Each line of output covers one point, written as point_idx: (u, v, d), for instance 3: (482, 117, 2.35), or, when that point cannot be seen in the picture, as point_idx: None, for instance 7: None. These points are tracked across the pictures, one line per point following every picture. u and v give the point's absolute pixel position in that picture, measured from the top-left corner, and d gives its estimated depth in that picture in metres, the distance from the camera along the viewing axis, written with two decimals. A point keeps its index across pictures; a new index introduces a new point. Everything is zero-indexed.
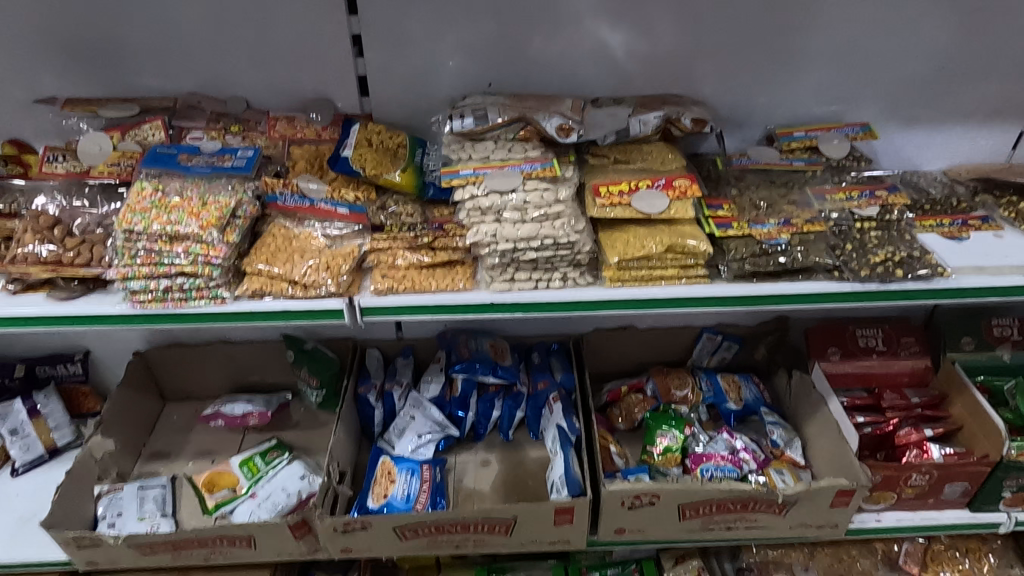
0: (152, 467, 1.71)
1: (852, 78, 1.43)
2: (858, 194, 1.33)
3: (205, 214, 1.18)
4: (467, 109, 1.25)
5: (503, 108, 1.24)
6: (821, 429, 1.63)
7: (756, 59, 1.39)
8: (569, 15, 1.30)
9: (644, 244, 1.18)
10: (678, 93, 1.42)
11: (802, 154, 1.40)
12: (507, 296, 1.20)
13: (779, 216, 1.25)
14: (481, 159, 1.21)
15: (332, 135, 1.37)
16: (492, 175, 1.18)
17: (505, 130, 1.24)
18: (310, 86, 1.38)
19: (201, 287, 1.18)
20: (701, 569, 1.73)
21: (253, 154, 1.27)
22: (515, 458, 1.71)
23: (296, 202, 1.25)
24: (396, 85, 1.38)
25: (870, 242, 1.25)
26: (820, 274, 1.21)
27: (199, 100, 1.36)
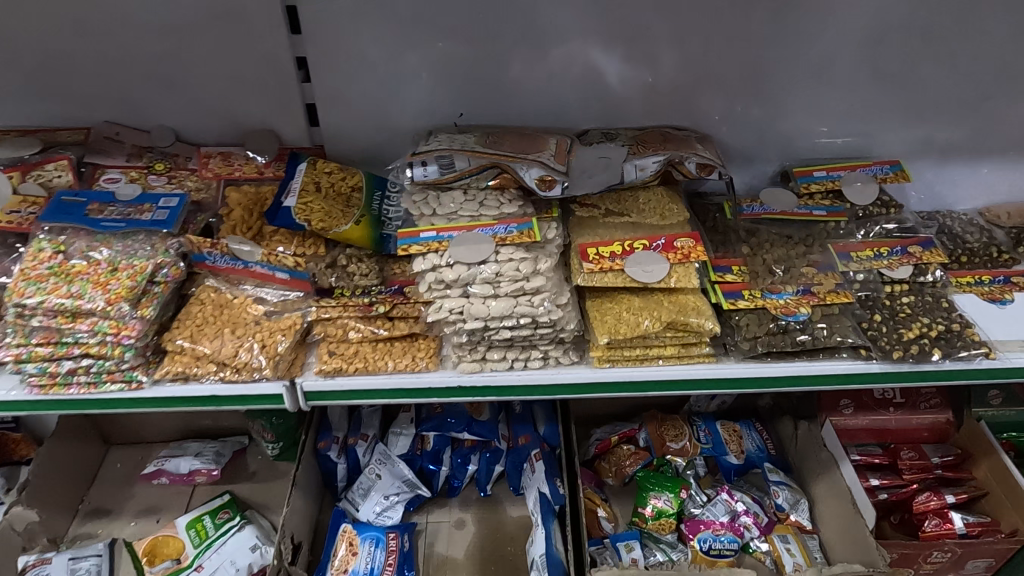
0: (90, 528, 1.54)
1: (881, 107, 1.23)
2: (888, 249, 1.14)
3: (114, 284, 0.98)
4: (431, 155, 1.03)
5: (473, 152, 1.02)
6: (831, 492, 1.47)
7: (773, 86, 1.19)
8: (554, 37, 1.10)
9: (638, 321, 1.00)
10: (681, 125, 1.23)
11: (824, 200, 1.20)
12: (477, 377, 1.01)
13: (797, 282, 1.06)
14: (447, 218, 1.02)
15: (275, 173, 1.17)
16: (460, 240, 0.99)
17: (476, 180, 1.04)
18: (249, 115, 1.17)
19: (111, 369, 0.98)
20: None
21: (177, 205, 1.07)
22: (493, 517, 1.55)
23: (228, 263, 1.06)
24: (351, 115, 1.18)
25: (901, 312, 1.08)
26: (846, 354, 1.03)
27: (117, 131, 1.16)
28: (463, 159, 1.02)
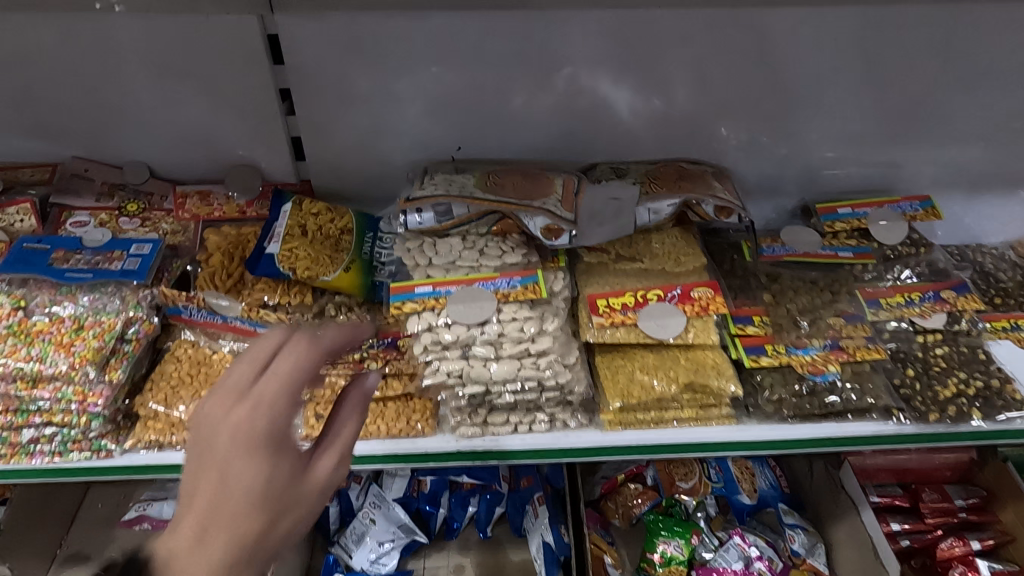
0: None
1: (912, 140, 1.14)
2: (920, 295, 1.06)
3: (78, 345, 0.89)
4: (426, 203, 0.93)
5: (469, 199, 0.93)
6: (847, 535, 1.42)
7: (797, 118, 1.10)
8: (560, 69, 1.01)
9: (652, 383, 0.92)
10: (695, 157, 1.14)
11: (849, 239, 1.12)
12: (478, 443, 0.93)
13: (824, 335, 0.98)
14: (444, 271, 0.93)
15: (258, 213, 1.08)
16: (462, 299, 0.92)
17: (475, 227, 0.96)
18: (230, 150, 1.08)
19: (77, 438, 0.90)
20: None
21: (149, 253, 0.99)
22: (495, 562, 1.48)
23: (205, 317, 0.97)
24: (341, 149, 1.09)
25: (935, 366, 1.00)
26: (876, 415, 0.95)
27: (86, 168, 1.07)
28: (458, 208, 0.93)
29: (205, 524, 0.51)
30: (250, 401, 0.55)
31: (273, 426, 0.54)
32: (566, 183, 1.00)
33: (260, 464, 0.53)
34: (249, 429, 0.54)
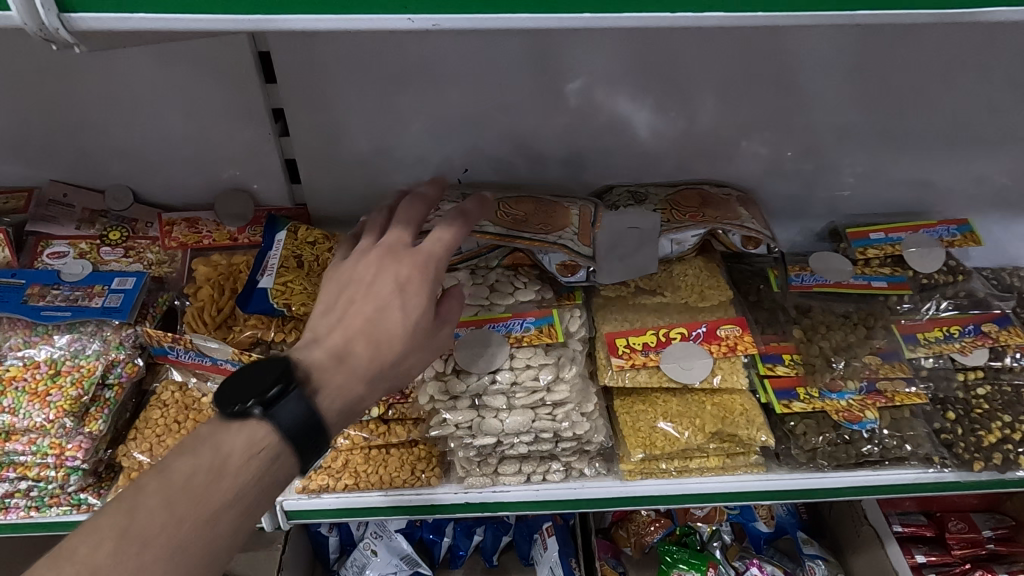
0: None
1: (949, 160, 1.07)
2: (959, 329, 0.99)
3: (55, 394, 0.82)
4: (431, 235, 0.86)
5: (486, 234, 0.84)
6: (870, 566, 1.37)
7: (827, 138, 1.03)
8: (575, 88, 0.93)
9: (678, 431, 0.86)
10: (717, 179, 1.07)
11: (882, 267, 1.04)
12: (488, 495, 0.86)
13: (860, 377, 0.91)
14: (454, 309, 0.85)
15: (251, 239, 1.01)
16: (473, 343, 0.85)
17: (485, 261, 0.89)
18: (220, 173, 1.01)
19: (55, 493, 0.84)
20: None
21: (132, 287, 0.91)
22: None
23: (193, 358, 0.88)
24: (338, 172, 1.02)
25: (977, 408, 0.93)
26: (914, 462, 0.88)
27: (66, 193, 1.00)
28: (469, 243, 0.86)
29: (351, 338, 0.59)
30: (421, 252, 0.64)
31: (431, 270, 0.64)
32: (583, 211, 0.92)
33: (416, 300, 0.61)
34: (421, 270, 0.63)
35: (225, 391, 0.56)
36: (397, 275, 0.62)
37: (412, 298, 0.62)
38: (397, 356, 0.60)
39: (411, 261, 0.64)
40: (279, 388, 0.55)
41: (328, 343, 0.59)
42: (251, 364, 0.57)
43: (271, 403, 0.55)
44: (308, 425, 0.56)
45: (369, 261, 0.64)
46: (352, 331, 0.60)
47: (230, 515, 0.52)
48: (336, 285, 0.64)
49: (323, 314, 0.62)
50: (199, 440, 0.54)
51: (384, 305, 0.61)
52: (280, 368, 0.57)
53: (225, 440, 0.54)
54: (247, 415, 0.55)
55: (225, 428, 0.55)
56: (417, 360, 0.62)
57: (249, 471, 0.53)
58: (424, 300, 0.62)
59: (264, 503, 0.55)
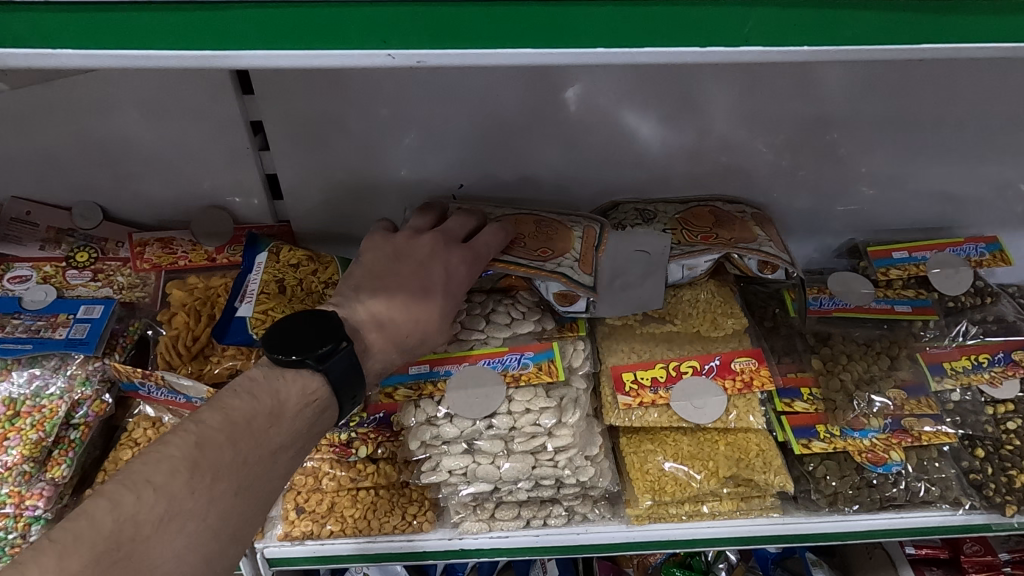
0: None
1: (978, 174, 1.00)
2: (988, 357, 0.92)
3: (14, 438, 0.76)
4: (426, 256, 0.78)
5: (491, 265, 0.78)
6: None
7: (850, 151, 0.95)
8: (581, 103, 0.86)
9: (688, 475, 0.80)
10: (730, 194, 1.00)
11: (905, 289, 0.98)
12: (484, 542, 0.80)
13: (885, 413, 0.85)
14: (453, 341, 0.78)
15: (230, 260, 0.94)
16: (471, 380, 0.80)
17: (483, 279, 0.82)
18: (195, 190, 0.93)
19: (15, 545, 0.76)
20: None
21: (100, 316, 0.84)
22: None
23: (166, 395, 0.82)
24: (323, 188, 0.94)
25: (1007, 445, 0.87)
26: (942, 505, 0.83)
27: (29, 211, 0.92)
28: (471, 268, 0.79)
29: (391, 309, 0.69)
30: (470, 248, 0.74)
31: (470, 268, 0.74)
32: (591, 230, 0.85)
33: (457, 292, 0.73)
34: (466, 270, 0.74)
35: (278, 333, 0.63)
36: (444, 264, 0.72)
37: (451, 288, 0.72)
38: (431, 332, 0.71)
39: (458, 255, 0.73)
40: (333, 346, 0.62)
41: (373, 308, 0.68)
42: (307, 317, 0.64)
43: (324, 358, 0.63)
44: (355, 378, 0.65)
45: (419, 245, 0.73)
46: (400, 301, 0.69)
47: (281, 454, 0.60)
48: (381, 258, 0.72)
49: (367, 278, 0.71)
50: (257, 381, 0.61)
51: (429, 287, 0.71)
52: (334, 327, 0.63)
53: (284, 385, 0.61)
54: (302, 364, 0.62)
55: (279, 373, 0.62)
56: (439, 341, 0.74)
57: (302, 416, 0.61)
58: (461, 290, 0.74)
59: (308, 444, 0.63)
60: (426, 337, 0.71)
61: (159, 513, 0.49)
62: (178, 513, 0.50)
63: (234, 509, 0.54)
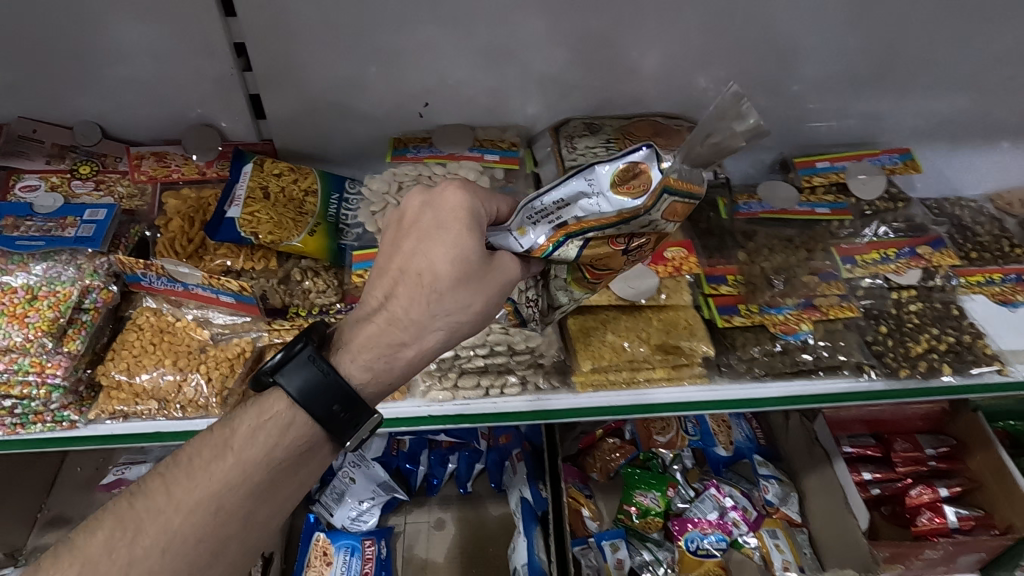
0: (49, 539, 1.45)
1: (894, 90, 1.11)
2: (896, 251, 1.04)
3: (34, 316, 0.87)
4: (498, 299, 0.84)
5: (542, 225, 0.69)
6: (822, 487, 1.44)
7: (778, 69, 1.06)
8: (531, 25, 0.96)
9: (624, 345, 0.92)
10: (670, 110, 1.11)
11: (826, 194, 1.10)
12: (449, 407, 0.92)
13: (798, 293, 0.98)
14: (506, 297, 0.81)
15: (219, 173, 1.05)
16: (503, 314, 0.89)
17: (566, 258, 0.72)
18: (185, 108, 1.03)
19: (38, 410, 0.88)
20: None
21: (104, 217, 0.94)
22: (474, 517, 1.50)
23: (165, 284, 0.93)
24: (301, 105, 1.04)
25: (909, 322, 0.99)
26: (848, 372, 0.94)
27: (34, 129, 1.02)
28: (528, 241, 0.70)
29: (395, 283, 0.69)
30: (461, 182, 0.70)
31: (465, 203, 0.68)
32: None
33: (453, 229, 0.67)
34: (458, 204, 0.68)
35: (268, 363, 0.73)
36: (433, 204, 0.69)
37: (445, 226, 0.67)
38: (452, 282, 0.67)
39: (451, 190, 0.69)
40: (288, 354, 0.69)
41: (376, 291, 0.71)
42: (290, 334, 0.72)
43: (280, 367, 0.68)
44: (317, 384, 0.68)
45: (408, 202, 0.71)
46: (401, 270, 0.69)
47: (230, 486, 0.65)
48: (390, 237, 0.72)
49: (378, 266, 0.72)
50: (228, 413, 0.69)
51: (424, 235, 0.68)
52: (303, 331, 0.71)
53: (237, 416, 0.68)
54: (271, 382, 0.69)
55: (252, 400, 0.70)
56: (480, 299, 0.69)
57: (256, 441, 0.67)
58: (464, 223, 0.67)
59: (268, 471, 0.67)
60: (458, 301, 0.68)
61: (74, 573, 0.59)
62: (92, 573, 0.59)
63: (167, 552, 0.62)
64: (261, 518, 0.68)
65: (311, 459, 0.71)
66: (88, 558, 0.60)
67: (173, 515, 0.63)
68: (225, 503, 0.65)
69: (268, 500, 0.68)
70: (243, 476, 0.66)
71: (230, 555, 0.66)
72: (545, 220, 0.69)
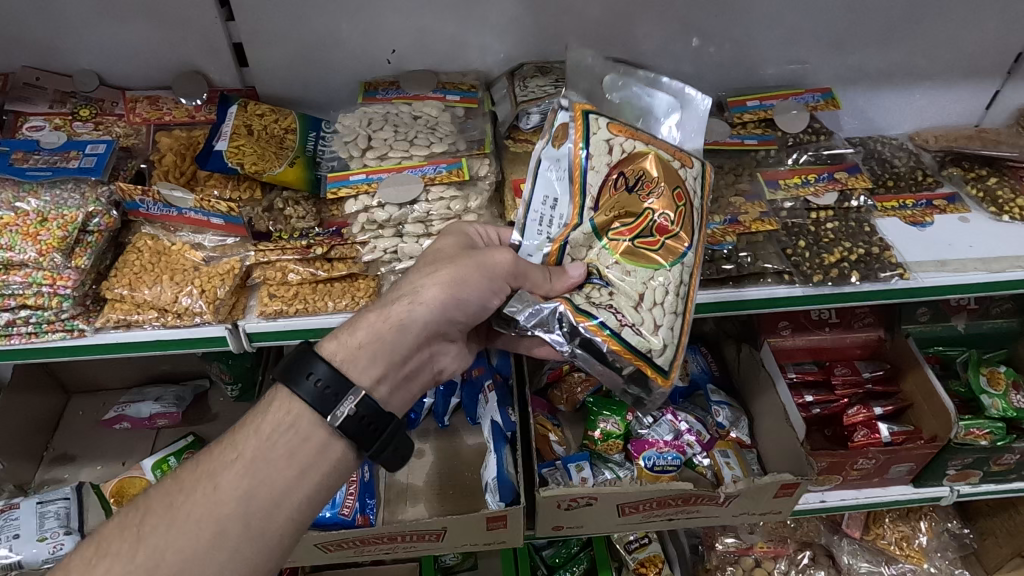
0: (55, 473, 1.56)
1: (815, 33, 1.23)
2: (816, 176, 1.19)
3: (44, 234, 0.98)
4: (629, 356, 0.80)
5: (549, 228, 0.89)
6: (769, 409, 1.56)
7: (708, 14, 1.18)
8: None
9: None
10: (616, 56, 1.23)
11: (757, 128, 1.24)
12: None
13: (725, 213, 1.13)
14: (569, 311, 0.80)
15: (207, 117, 1.15)
16: (626, 374, 0.82)
17: (586, 249, 0.86)
18: (174, 56, 1.14)
19: (51, 320, 0.99)
20: (660, 556, 1.70)
21: (104, 151, 1.06)
22: (450, 447, 1.62)
23: (162, 210, 1.06)
24: (280, 52, 1.15)
25: (824, 238, 1.12)
26: (769, 279, 1.07)
27: (38, 76, 1.13)
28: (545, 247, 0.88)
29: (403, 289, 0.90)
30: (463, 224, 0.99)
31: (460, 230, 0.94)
32: (703, 172, 0.94)
33: (445, 242, 0.92)
34: (456, 228, 0.95)
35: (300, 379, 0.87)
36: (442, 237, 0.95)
37: (447, 237, 0.93)
38: (433, 267, 0.87)
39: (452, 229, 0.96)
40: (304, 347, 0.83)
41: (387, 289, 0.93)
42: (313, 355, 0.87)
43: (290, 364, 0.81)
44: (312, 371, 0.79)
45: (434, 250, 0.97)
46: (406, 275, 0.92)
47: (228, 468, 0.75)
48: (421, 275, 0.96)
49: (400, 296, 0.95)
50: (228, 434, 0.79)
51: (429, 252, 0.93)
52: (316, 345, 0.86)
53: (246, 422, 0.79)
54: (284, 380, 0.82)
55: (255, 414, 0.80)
56: (447, 269, 0.86)
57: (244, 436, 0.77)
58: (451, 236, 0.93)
59: (261, 455, 0.75)
60: (420, 280, 0.86)
61: (87, 556, 0.70)
62: (104, 558, 0.69)
63: (174, 531, 0.71)
64: (262, 501, 0.74)
65: (306, 441, 0.78)
66: (103, 540, 0.71)
67: (178, 496, 0.73)
68: (220, 483, 0.73)
69: (266, 483, 0.75)
70: (235, 453, 0.76)
71: (234, 536, 0.72)
72: (548, 226, 0.89)
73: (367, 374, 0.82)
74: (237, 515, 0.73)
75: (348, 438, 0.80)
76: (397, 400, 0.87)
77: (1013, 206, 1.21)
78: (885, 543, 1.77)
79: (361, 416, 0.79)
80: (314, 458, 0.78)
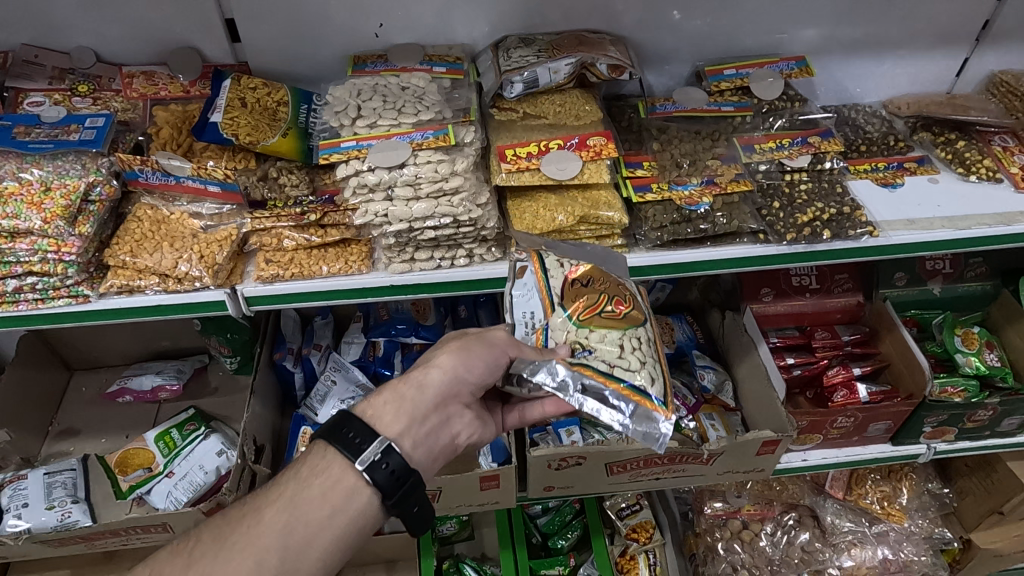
0: (62, 447, 1.60)
1: (789, 4, 1.27)
2: (789, 141, 1.24)
3: (48, 204, 1.02)
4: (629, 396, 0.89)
5: (535, 326, 0.97)
6: (751, 371, 1.61)
7: None
8: None
9: (552, 218, 1.09)
10: (596, 28, 1.26)
11: (733, 96, 1.29)
12: (408, 276, 1.08)
13: (701, 174, 1.18)
14: (570, 367, 0.89)
15: (201, 91, 1.20)
16: (636, 413, 0.89)
17: (564, 330, 0.94)
18: (167, 33, 1.18)
19: (56, 286, 1.03)
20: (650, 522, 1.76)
21: (103, 124, 1.10)
22: None
23: (160, 179, 1.10)
24: (269, 28, 1.19)
25: (798, 199, 1.17)
26: (744, 238, 1.12)
27: (37, 54, 1.17)
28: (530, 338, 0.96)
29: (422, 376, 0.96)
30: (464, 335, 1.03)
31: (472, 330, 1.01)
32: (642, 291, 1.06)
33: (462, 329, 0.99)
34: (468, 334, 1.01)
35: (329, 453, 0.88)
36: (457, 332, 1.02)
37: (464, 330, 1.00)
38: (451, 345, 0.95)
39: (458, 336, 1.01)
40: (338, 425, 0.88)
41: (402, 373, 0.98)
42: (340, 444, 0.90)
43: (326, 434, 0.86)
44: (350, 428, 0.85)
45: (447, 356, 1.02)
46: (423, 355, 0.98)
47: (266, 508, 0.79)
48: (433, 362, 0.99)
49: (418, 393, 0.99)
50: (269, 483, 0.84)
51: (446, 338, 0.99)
52: None
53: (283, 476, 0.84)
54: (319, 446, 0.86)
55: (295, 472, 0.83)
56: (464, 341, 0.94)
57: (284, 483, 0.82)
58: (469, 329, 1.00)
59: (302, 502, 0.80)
60: (435, 354, 0.96)
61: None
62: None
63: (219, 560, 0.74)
64: (298, 537, 0.78)
65: (338, 484, 0.82)
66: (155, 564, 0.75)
67: (226, 528, 0.77)
68: (263, 517, 0.78)
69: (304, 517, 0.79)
70: (276, 494, 0.81)
71: (272, 565, 0.75)
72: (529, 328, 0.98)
73: (391, 427, 0.87)
74: (275, 547, 0.76)
75: (375, 487, 0.82)
76: (420, 454, 0.88)
77: (980, 166, 1.25)
78: (866, 502, 1.83)
79: (388, 466, 0.83)
80: (346, 500, 0.81)
